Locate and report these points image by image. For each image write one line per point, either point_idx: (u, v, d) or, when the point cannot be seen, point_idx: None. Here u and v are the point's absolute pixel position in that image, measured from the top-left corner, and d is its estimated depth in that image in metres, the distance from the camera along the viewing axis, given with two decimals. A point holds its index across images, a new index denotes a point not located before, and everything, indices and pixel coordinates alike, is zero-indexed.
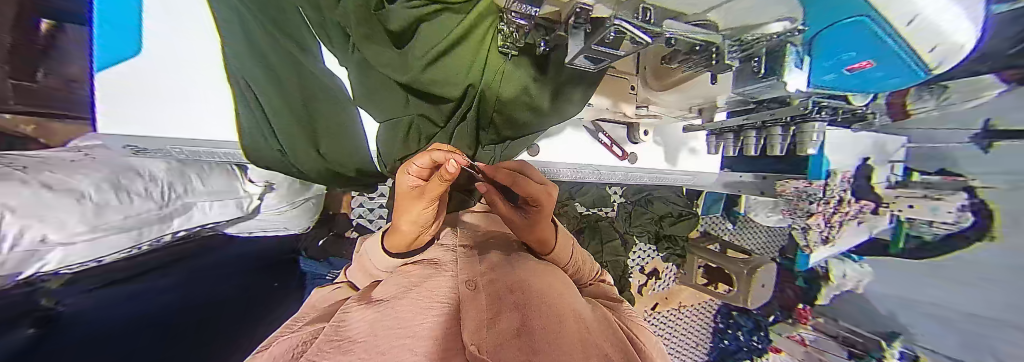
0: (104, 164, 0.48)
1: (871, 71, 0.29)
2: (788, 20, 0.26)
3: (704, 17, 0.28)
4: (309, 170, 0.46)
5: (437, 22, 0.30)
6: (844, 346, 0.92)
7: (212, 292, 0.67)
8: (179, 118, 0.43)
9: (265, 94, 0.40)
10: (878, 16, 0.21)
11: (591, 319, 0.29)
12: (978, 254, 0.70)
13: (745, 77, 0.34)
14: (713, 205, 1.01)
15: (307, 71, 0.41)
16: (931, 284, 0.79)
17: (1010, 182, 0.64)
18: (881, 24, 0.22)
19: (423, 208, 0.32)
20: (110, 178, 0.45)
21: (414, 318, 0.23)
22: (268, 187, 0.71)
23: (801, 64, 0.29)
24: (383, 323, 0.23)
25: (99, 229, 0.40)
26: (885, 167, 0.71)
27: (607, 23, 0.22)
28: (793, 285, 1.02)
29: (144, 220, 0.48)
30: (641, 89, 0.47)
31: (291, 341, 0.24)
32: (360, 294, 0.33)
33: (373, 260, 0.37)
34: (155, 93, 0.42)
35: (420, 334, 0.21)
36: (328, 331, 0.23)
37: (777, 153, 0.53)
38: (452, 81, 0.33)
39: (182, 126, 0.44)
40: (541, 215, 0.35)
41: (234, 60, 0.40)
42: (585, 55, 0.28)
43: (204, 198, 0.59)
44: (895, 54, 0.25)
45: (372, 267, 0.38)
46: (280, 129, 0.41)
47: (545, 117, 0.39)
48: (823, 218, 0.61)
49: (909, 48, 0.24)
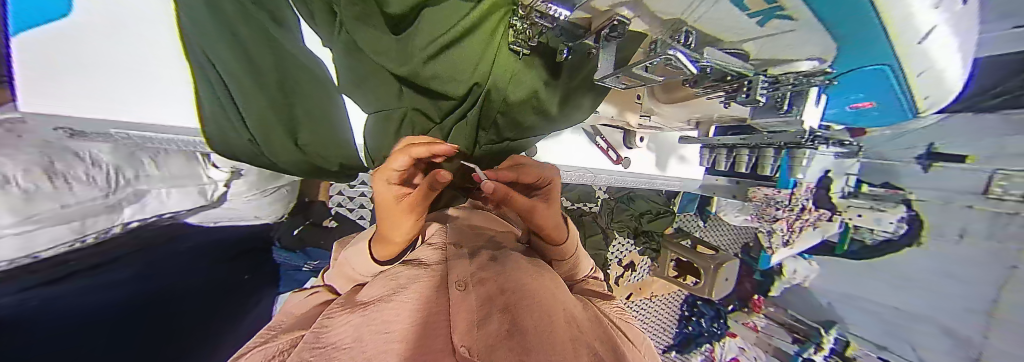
0: (31, 140, 0.40)
1: (869, 110, 0.31)
2: (816, 60, 0.22)
3: (738, 46, 0.23)
4: (283, 163, 0.42)
5: (447, 7, 0.26)
6: (790, 332, 1.04)
7: (174, 284, 0.66)
8: (136, 94, 0.37)
9: (229, 71, 0.34)
10: (895, 70, 0.20)
11: (582, 317, 0.29)
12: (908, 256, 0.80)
13: (764, 111, 0.35)
14: (689, 204, 1.06)
15: (285, 51, 0.37)
16: (872, 279, 0.88)
17: (941, 197, 0.71)
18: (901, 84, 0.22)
19: (406, 216, 0.32)
20: (41, 161, 0.38)
21: (400, 321, 0.23)
22: (236, 173, 0.64)
23: (819, 101, 0.30)
24: (369, 327, 0.22)
25: (28, 221, 0.35)
26: (842, 179, 0.74)
27: (658, 51, 0.22)
28: (752, 278, 1.11)
29: (89, 210, 0.44)
30: (647, 99, 0.45)
31: (266, 350, 0.22)
32: (343, 298, 0.31)
33: (356, 266, 0.36)
34: (99, 76, 0.35)
35: (408, 336, 0.20)
36: (310, 337, 0.22)
37: (767, 172, 0.58)
38: (457, 77, 0.31)
39: (143, 103, 0.37)
40: (552, 196, 0.40)
41: (191, 26, 0.33)
42: (619, 76, 0.27)
43: (160, 184, 0.54)
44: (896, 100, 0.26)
45: (354, 271, 0.36)
46: (249, 116, 0.35)
47: (551, 121, 0.38)
48: (786, 223, 0.71)
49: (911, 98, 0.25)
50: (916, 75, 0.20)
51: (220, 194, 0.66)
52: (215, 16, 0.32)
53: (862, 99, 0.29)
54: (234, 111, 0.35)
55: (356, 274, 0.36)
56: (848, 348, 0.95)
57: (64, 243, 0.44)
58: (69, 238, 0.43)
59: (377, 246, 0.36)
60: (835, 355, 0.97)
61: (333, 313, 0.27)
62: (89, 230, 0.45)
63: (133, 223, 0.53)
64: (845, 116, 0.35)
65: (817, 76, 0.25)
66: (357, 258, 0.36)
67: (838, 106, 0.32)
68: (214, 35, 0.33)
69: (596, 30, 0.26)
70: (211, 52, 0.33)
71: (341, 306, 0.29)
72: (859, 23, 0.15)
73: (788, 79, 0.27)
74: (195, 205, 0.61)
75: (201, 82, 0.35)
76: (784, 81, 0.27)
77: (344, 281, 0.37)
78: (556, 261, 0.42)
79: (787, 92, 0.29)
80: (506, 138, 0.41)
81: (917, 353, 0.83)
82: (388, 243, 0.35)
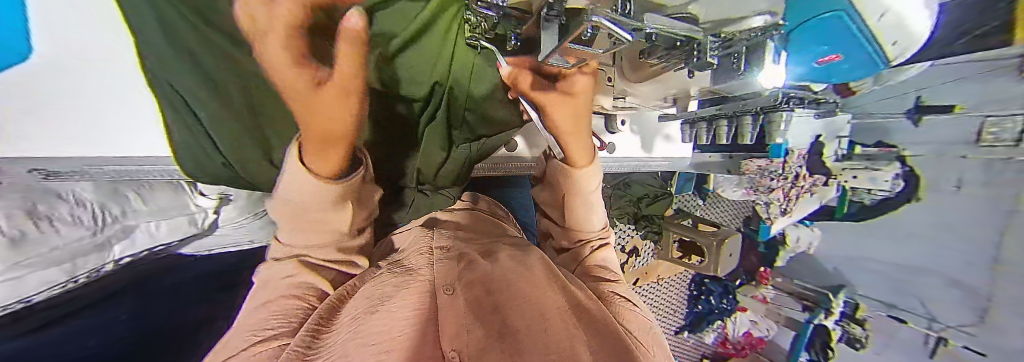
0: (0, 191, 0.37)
1: (839, 64, 0.32)
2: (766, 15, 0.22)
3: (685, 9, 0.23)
4: (262, 181, 0.40)
5: (397, 9, 0.25)
6: (798, 301, 1.00)
7: None
8: (128, 135, 0.34)
9: (203, 108, 0.32)
10: (848, 10, 0.25)
11: (572, 307, 0.29)
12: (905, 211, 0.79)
13: (717, 71, 0.31)
14: (685, 184, 1.03)
15: (249, 69, 0.30)
16: (870, 239, 0.89)
17: (934, 151, 0.74)
18: (854, 19, 0.26)
19: (331, 86, 0.21)
20: (22, 204, 0.36)
21: (388, 330, 0.22)
22: (225, 198, 0.58)
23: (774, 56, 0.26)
24: (354, 341, 0.22)
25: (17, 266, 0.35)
26: (835, 143, 0.73)
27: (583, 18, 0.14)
28: (755, 251, 1.08)
29: (76, 251, 0.42)
30: (618, 81, 0.40)
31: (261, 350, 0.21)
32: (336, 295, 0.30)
33: (299, 197, 0.27)
34: (82, 116, 0.31)
35: (397, 347, 0.20)
36: (302, 348, 0.21)
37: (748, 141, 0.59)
38: (418, 79, 0.30)
39: (143, 142, 0.34)
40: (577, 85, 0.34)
41: (152, 60, 0.30)
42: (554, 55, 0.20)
43: (149, 218, 0.51)
44: (858, 40, 0.28)
45: (310, 222, 0.30)
46: (226, 146, 0.35)
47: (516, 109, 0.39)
48: (782, 192, 0.72)
49: (864, 26, 0.27)
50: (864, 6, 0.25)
51: (211, 221, 0.59)
52: (175, 48, 0.29)
53: (829, 53, 0.30)
54: (210, 142, 0.35)
55: (315, 223, 0.30)
56: (857, 310, 0.94)
57: (58, 285, 0.43)
58: (59, 280, 0.42)
59: (306, 156, 0.25)
60: (845, 318, 0.95)
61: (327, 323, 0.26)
62: (80, 270, 0.44)
63: (125, 259, 0.51)
64: (819, 75, 0.35)
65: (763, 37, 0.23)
66: (294, 187, 0.27)
67: (807, 65, 0.33)
68: (174, 66, 0.29)
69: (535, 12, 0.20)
70: (178, 86, 0.30)
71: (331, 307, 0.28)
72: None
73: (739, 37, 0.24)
74: (188, 235, 0.56)
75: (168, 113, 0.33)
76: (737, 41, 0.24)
77: (292, 222, 0.30)
78: (574, 192, 0.43)
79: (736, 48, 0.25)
80: (482, 136, 0.41)
81: (927, 308, 0.83)
82: (318, 144, 0.24)
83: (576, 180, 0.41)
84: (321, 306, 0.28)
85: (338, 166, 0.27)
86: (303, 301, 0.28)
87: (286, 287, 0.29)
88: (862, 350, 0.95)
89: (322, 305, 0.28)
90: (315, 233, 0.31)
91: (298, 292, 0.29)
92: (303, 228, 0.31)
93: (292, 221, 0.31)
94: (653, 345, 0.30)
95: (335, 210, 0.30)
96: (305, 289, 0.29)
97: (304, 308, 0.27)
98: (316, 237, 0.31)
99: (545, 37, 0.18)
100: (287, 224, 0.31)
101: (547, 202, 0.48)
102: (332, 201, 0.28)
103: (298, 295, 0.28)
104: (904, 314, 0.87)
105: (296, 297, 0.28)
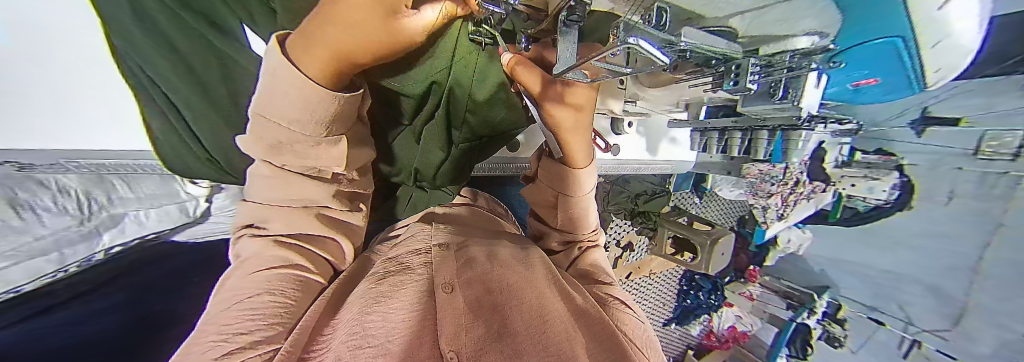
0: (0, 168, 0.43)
1: (872, 87, 0.24)
2: (812, 35, 0.16)
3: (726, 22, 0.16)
4: (239, 173, 0.45)
5: None
6: (783, 299, 1.00)
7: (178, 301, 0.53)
8: (19, 123, 0.40)
9: (171, 89, 0.36)
10: (912, 40, 0.13)
11: (571, 305, 0.30)
12: (888, 224, 0.77)
13: (752, 98, 0.25)
14: (684, 182, 0.97)
15: (230, 59, 0.36)
16: (855, 245, 0.86)
17: (931, 161, 0.66)
18: (912, 51, 0.15)
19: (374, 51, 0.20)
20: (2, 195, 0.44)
21: (385, 334, 0.22)
22: (216, 187, 0.62)
23: (819, 81, 0.21)
24: (349, 343, 0.21)
25: None
26: (836, 149, 0.70)
27: (614, 42, 0.11)
28: (746, 250, 1.03)
29: (64, 240, 0.50)
30: (631, 84, 0.38)
31: (245, 356, 0.21)
32: (330, 302, 0.29)
33: (289, 124, 0.24)
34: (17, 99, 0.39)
35: (394, 350, 0.20)
36: (294, 353, 0.21)
37: (761, 157, 0.53)
38: (413, 78, 0.28)
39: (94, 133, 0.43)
40: (586, 95, 0.28)
41: (122, 44, 0.34)
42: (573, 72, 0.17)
43: (137, 206, 0.57)
44: (902, 76, 0.18)
45: (299, 159, 0.27)
46: (204, 134, 0.39)
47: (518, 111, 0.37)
48: (780, 197, 0.73)
49: (921, 71, 0.17)
50: (927, 49, 0.14)
51: (203, 210, 0.64)
52: (149, 32, 0.33)
53: (865, 76, 0.21)
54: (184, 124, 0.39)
55: (299, 160, 0.27)
56: (839, 311, 0.93)
57: (47, 275, 0.47)
58: (48, 270, 0.47)
59: (301, 63, 0.21)
60: (827, 318, 0.95)
61: (322, 325, 0.26)
62: (71, 260, 0.49)
63: (115, 248, 0.54)
64: (844, 96, 0.28)
65: (815, 55, 0.18)
66: (281, 107, 0.23)
67: (837, 84, 0.25)
68: (146, 47, 0.33)
69: (551, 13, 0.18)
70: (149, 67, 0.34)
71: (324, 308, 0.28)
72: (872, 9, 0.12)
73: (784, 61, 0.19)
74: (178, 224, 0.61)
75: (142, 94, 0.37)
76: (779, 63, 0.19)
77: (271, 154, 0.26)
78: (571, 195, 0.40)
79: (781, 77, 0.21)
80: (483, 136, 0.39)
81: (904, 311, 0.82)
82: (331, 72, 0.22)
83: (575, 183, 0.38)
84: (315, 305, 0.28)
85: (330, 116, 0.24)
86: (289, 296, 0.27)
87: (270, 280, 0.28)
88: (839, 349, 0.96)
89: (315, 304, 0.28)
90: (308, 222, 0.31)
91: (284, 286, 0.27)
92: (290, 180, 0.28)
93: (271, 164, 0.28)
94: (645, 342, 0.32)
95: (329, 149, 0.27)
96: (292, 283, 0.28)
97: (290, 305, 0.26)
98: (308, 226, 0.31)
99: (562, 52, 0.16)
100: (276, 214, 0.30)
101: (541, 203, 0.45)
102: (320, 138, 0.26)
103: (284, 289, 0.27)
104: (883, 317, 0.86)
105: (282, 292, 0.27)
